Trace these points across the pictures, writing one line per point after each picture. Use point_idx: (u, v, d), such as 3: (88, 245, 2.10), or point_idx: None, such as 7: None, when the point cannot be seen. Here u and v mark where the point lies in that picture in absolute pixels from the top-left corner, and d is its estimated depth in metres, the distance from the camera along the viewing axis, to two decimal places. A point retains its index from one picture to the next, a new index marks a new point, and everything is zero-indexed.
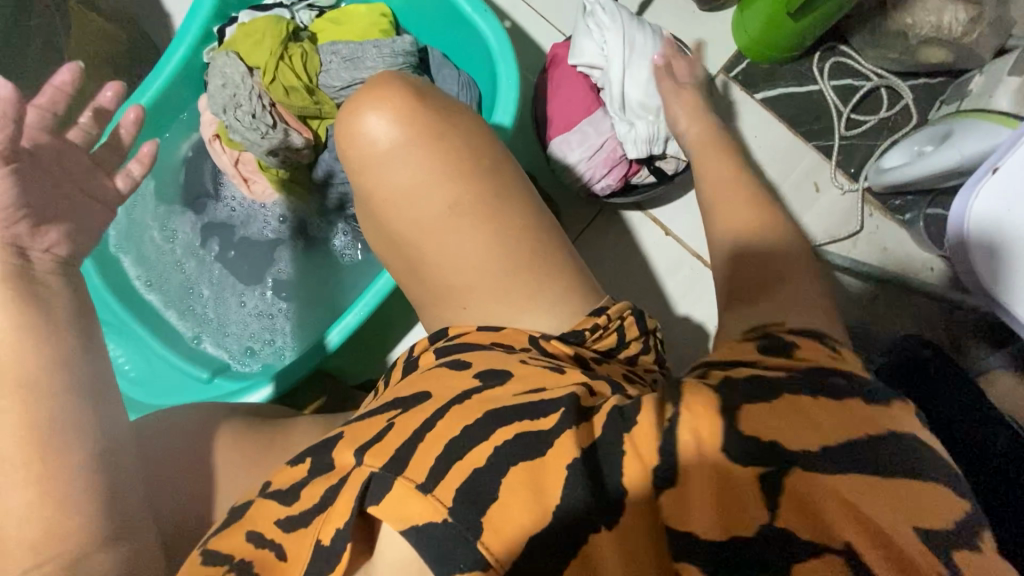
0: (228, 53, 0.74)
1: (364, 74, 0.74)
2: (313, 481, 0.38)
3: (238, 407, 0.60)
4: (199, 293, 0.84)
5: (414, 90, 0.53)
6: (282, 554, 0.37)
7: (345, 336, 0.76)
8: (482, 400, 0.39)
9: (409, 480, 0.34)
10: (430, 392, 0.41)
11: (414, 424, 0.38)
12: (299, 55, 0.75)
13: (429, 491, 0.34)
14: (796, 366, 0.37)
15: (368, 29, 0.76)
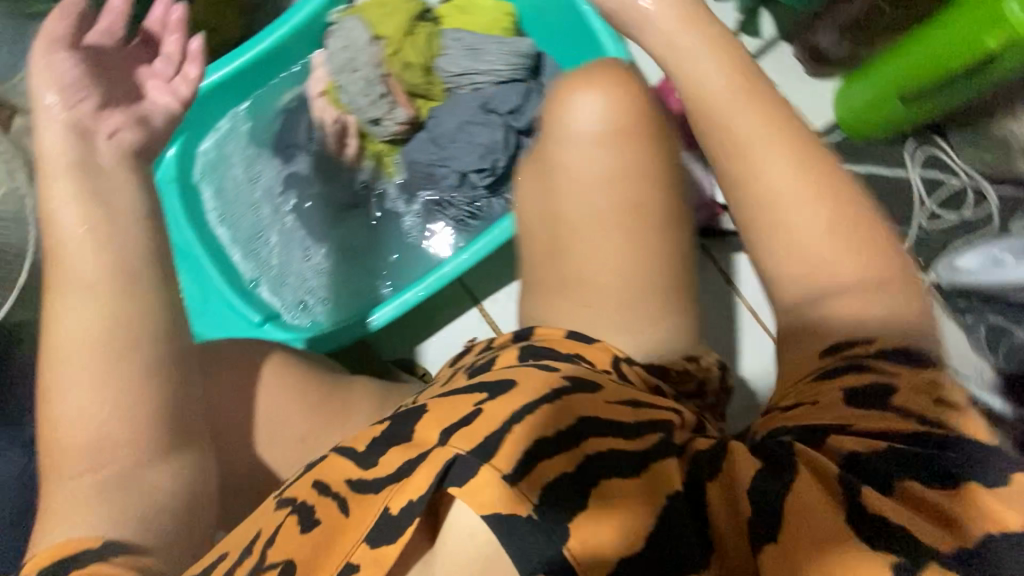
0: (355, 19, 0.77)
1: (483, 67, 0.77)
2: (388, 452, 0.41)
3: (297, 360, 0.61)
4: (267, 236, 0.85)
5: (635, 87, 0.56)
6: (346, 512, 0.39)
7: (402, 311, 0.77)
8: (573, 401, 0.40)
9: (495, 469, 0.35)
10: (518, 381, 0.43)
11: (504, 414, 0.38)
12: (424, 35, 0.78)
13: (516, 481, 0.34)
14: (899, 432, 0.36)
15: (490, 25, 0.79)
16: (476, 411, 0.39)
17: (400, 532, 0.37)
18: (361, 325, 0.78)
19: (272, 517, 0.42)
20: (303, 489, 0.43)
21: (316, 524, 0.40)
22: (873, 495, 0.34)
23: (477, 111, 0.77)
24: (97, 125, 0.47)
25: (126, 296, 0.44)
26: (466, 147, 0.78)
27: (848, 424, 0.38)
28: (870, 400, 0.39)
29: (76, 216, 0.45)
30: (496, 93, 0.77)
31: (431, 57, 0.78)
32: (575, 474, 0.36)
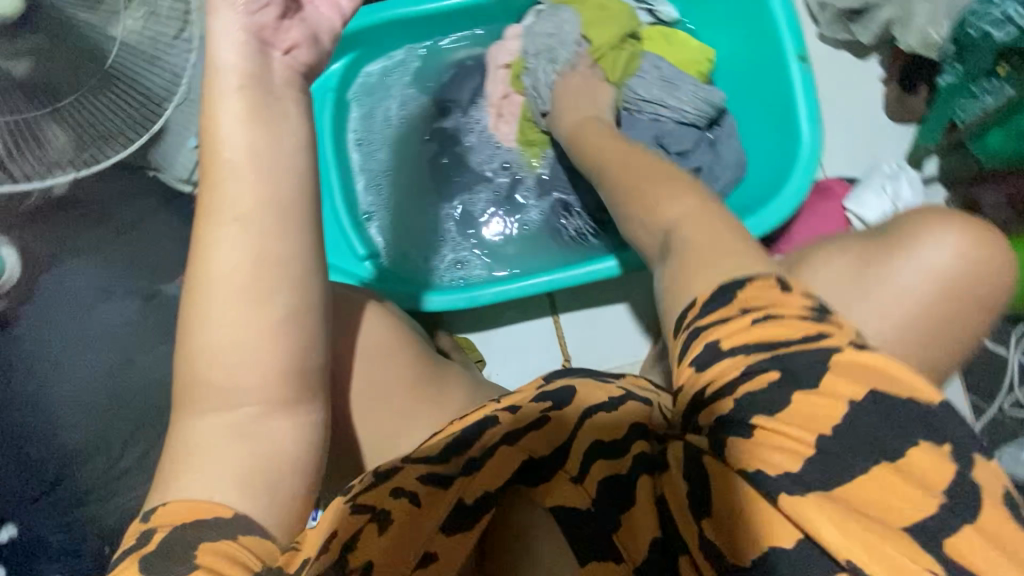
0: (572, 12, 0.77)
1: (672, 101, 0.76)
2: (460, 452, 0.46)
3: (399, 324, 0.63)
4: (394, 177, 0.87)
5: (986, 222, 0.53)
6: (418, 503, 0.43)
7: (501, 300, 0.77)
8: (615, 416, 0.49)
9: (566, 471, 0.45)
10: (575, 392, 0.52)
11: (563, 428, 0.48)
12: (627, 55, 0.77)
13: (580, 481, 0.44)
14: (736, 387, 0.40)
15: (685, 65, 0.80)
16: (543, 418, 0.49)
17: (477, 521, 0.44)
18: (460, 298, 0.77)
19: (346, 521, 0.42)
20: (378, 493, 0.43)
21: (393, 523, 0.42)
22: (734, 446, 0.40)
23: (650, 141, 0.76)
24: (276, 32, 0.44)
25: (285, 258, 0.43)
26: None
27: (704, 390, 0.42)
28: (713, 363, 0.41)
29: (245, 151, 0.43)
30: (672, 132, 0.77)
31: (622, 76, 0.76)
32: (625, 471, 0.45)
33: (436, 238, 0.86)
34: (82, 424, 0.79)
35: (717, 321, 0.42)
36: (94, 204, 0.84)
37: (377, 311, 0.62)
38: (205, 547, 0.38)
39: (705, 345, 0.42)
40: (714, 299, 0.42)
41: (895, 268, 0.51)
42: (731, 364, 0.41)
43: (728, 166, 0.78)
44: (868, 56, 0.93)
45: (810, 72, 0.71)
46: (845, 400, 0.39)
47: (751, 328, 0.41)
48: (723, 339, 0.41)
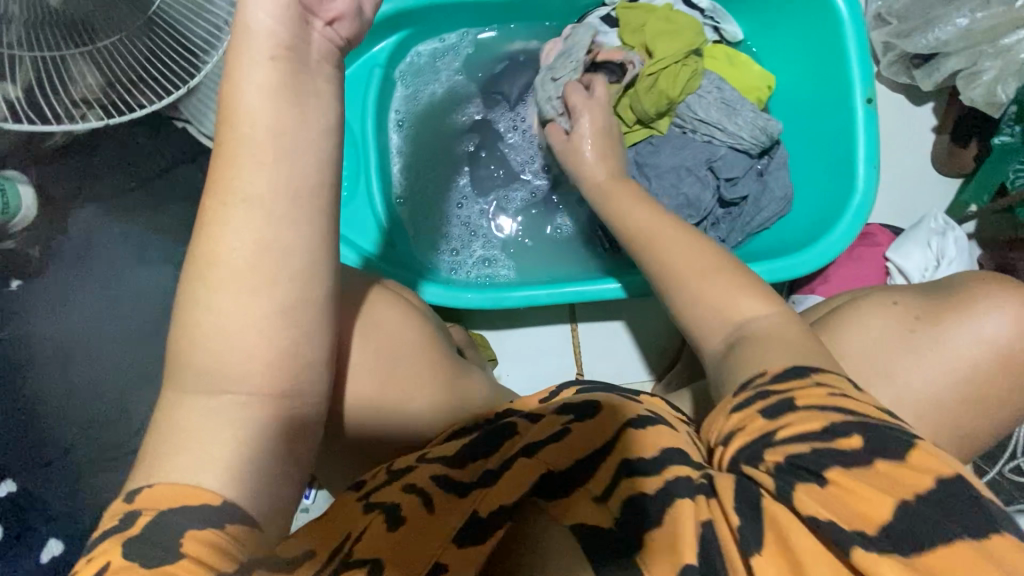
0: (591, 31, 0.77)
1: (729, 125, 0.74)
2: (478, 460, 0.43)
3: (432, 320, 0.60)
4: (431, 166, 0.85)
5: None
6: (430, 508, 0.40)
7: (526, 304, 0.75)
8: (647, 433, 0.44)
9: (588, 488, 0.40)
10: (599, 405, 0.46)
11: (586, 442, 0.42)
12: (689, 70, 0.74)
13: (604, 500, 0.39)
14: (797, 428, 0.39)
15: (746, 91, 0.77)
16: (562, 430, 0.44)
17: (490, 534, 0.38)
18: (488, 298, 0.75)
19: (359, 519, 0.40)
20: (391, 492, 0.41)
21: (402, 521, 0.39)
22: (802, 496, 0.37)
23: (699, 164, 0.75)
24: None
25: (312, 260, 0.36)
26: (669, 190, 0.75)
27: (771, 436, 0.40)
28: (778, 418, 0.41)
29: (267, 128, 0.35)
30: (724, 157, 0.76)
31: (681, 94, 0.74)
32: (653, 491, 0.39)
33: (466, 232, 0.84)
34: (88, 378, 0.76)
35: (789, 385, 0.42)
36: (121, 153, 0.82)
37: (400, 308, 0.55)
38: (193, 536, 0.32)
39: (774, 404, 0.41)
40: (788, 372, 0.43)
41: (952, 332, 0.50)
42: (807, 420, 0.39)
43: (774, 199, 0.75)
44: (924, 103, 0.92)
45: (875, 116, 0.69)
46: (928, 476, 0.36)
47: (826, 397, 0.41)
48: (795, 396, 0.41)
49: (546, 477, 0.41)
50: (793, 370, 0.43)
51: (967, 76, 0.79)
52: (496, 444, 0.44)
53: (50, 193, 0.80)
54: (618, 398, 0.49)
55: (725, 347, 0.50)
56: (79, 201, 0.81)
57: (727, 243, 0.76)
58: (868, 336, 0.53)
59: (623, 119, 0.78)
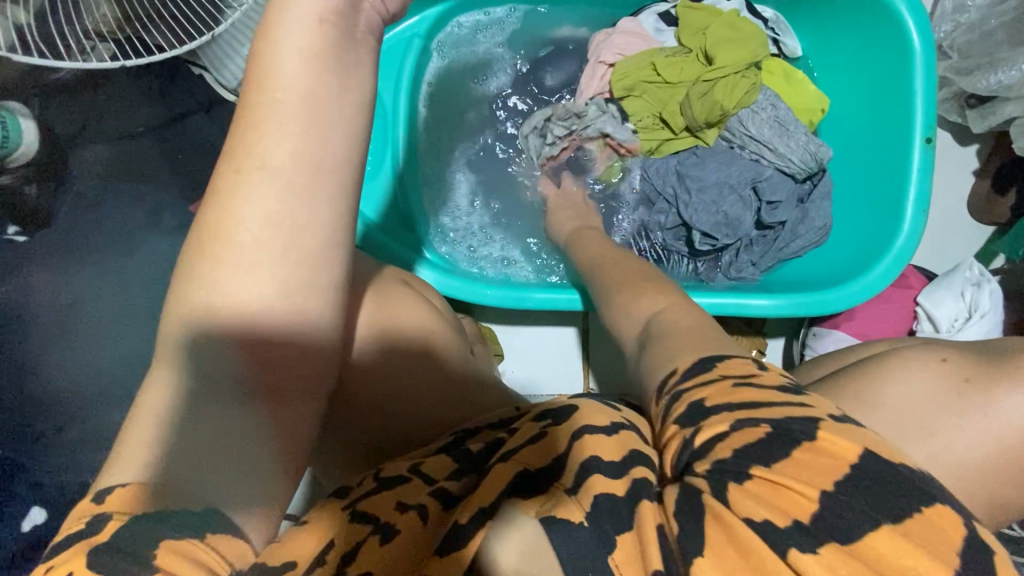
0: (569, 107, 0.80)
1: (780, 146, 0.71)
2: (468, 471, 0.38)
3: (448, 316, 0.57)
4: (460, 151, 0.82)
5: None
6: (422, 515, 0.35)
7: (545, 307, 0.72)
8: (631, 434, 0.38)
9: (559, 486, 0.35)
10: (577, 406, 0.40)
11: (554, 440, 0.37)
12: (748, 83, 0.71)
13: (575, 492, 0.34)
14: (731, 424, 0.34)
15: (800, 111, 0.74)
16: (540, 434, 0.38)
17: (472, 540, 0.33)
18: (508, 297, 0.72)
19: (348, 536, 0.33)
20: (382, 504, 0.35)
21: (399, 535, 0.33)
22: (740, 497, 0.32)
23: (743, 182, 0.72)
24: None
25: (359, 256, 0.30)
26: (708, 205, 0.73)
27: (690, 441, 0.35)
28: (694, 424, 0.36)
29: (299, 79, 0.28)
30: (769, 178, 0.73)
31: (735, 107, 0.71)
32: (624, 492, 0.34)
33: (490, 223, 0.81)
34: (77, 344, 0.68)
35: (697, 383, 0.37)
36: (131, 95, 0.78)
37: (420, 306, 0.51)
38: (169, 545, 0.26)
39: (690, 408, 0.36)
40: (697, 367, 0.38)
41: (997, 392, 0.45)
42: (728, 421, 0.35)
43: (814, 229, 0.73)
44: (968, 145, 0.90)
45: (932, 156, 0.66)
46: (845, 462, 0.32)
47: (733, 390, 0.36)
48: (708, 396, 0.36)
49: (526, 479, 0.36)
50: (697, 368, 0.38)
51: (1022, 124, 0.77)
52: (487, 454, 0.39)
53: (51, 128, 0.75)
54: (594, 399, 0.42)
55: (638, 344, 0.46)
56: (84, 140, 0.76)
57: (758, 267, 0.74)
58: (911, 390, 0.47)
59: (669, 125, 0.75)
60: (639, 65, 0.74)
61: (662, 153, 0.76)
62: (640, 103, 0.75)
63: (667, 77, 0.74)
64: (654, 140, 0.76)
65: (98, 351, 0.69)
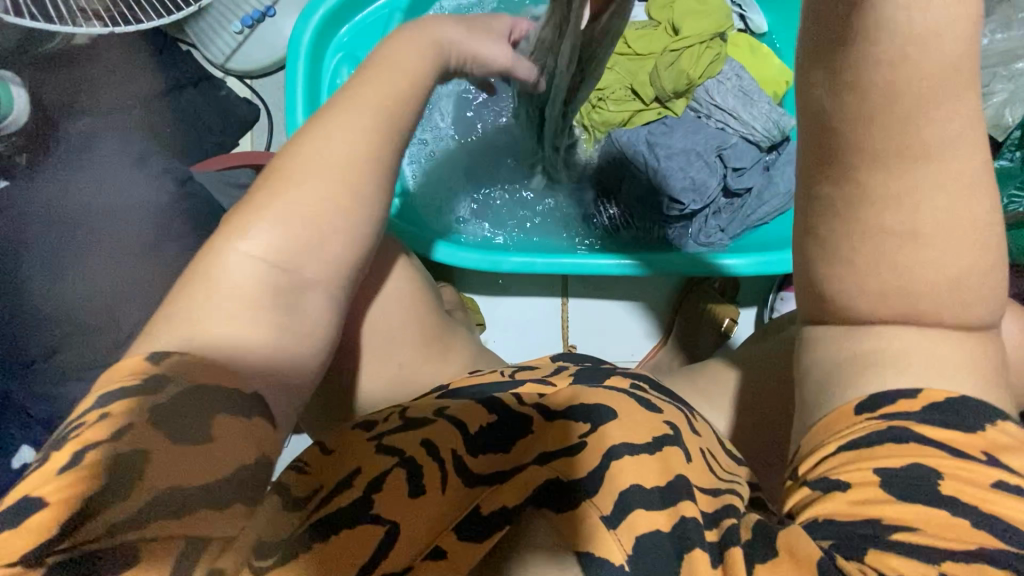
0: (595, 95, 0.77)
1: (745, 115, 0.75)
2: (495, 453, 0.36)
3: (424, 275, 0.61)
4: (450, 152, 0.85)
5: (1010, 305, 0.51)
6: (442, 485, 0.34)
7: (521, 270, 0.75)
8: (669, 453, 0.37)
9: (596, 507, 0.33)
10: (617, 411, 0.39)
11: (600, 452, 0.36)
12: (712, 53, 0.75)
13: (614, 527, 0.32)
14: (934, 511, 0.30)
15: (766, 83, 0.78)
16: (579, 445, 0.36)
17: (488, 537, 0.33)
18: (485, 259, 0.75)
19: (372, 460, 0.35)
20: (407, 440, 0.37)
21: (423, 493, 0.33)
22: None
23: (710, 149, 0.76)
24: None
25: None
26: (677, 172, 0.76)
27: (885, 536, 0.30)
28: (906, 502, 0.31)
29: None
30: (734, 145, 0.76)
31: (700, 76, 0.75)
32: (668, 529, 0.33)
33: (467, 190, 0.84)
34: (65, 280, 0.64)
35: (926, 458, 0.32)
36: (122, 71, 0.81)
37: (398, 269, 0.54)
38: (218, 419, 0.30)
39: (905, 468, 0.32)
40: (947, 411, 0.33)
41: None
42: (937, 522, 0.30)
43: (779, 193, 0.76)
44: None
45: None
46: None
47: (985, 489, 0.31)
48: (944, 478, 0.31)
49: (553, 489, 0.34)
50: (933, 413, 0.33)
51: (978, 95, 0.79)
52: (512, 437, 0.37)
53: (42, 97, 0.77)
54: (631, 399, 0.41)
55: None
56: (74, 112, 0.78)
57: (725, 233, 0.77)
58: None
59: (639, 95, 0.78)
60: None
61: (634, 123, 0.78)
62: (612, 74, 0.78)
63: (637, 49, 0.77)
64: (626, 111, 0.78)
65: (80, 293, 0.64)
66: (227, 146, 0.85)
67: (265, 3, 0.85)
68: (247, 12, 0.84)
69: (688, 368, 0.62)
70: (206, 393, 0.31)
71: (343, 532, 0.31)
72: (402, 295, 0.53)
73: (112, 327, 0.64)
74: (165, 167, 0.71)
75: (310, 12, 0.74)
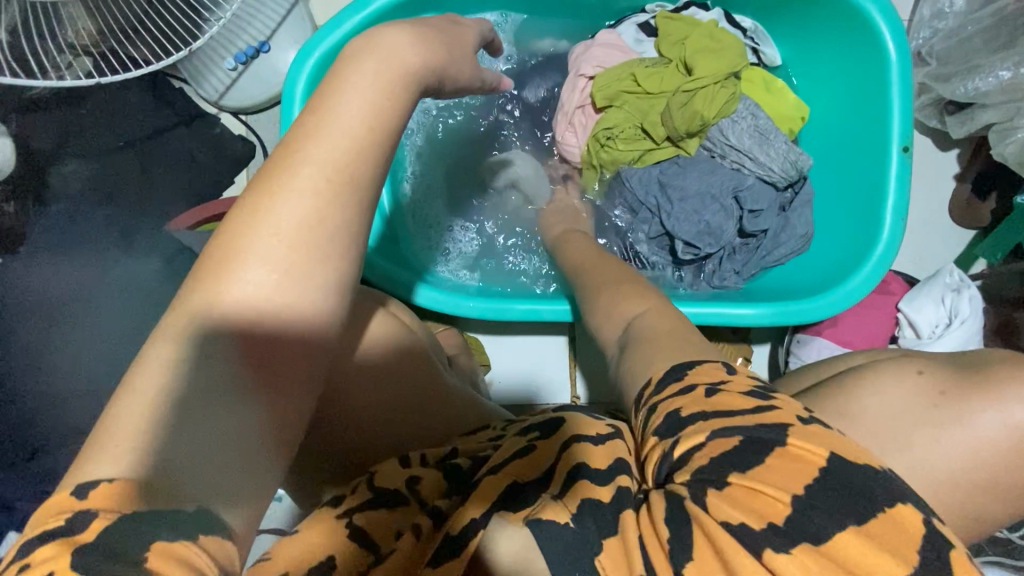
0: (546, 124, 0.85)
1: (763, 155, 0.72)
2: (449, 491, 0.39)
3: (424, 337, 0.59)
4: (457, 189, 0.82)
5: None
6: (423, 533, 0.35)
7: (528, 318, 0.72)
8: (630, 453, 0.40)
9: (547, 494, 0.36)
10: (563, 420, 0.43)
11: (545, 456, 0.40)
12: (728, 93, 0.71)
13: (559, 499, 0.36)
14: (699, 438, 0.36)
15: (780, 120, 0.75)
16: (529, 447, 0.40)
17: (464, 546, 0.34)
18: (491, 309, 0.72)
19: (348, 554, 0.34)
20: (381, 523, 0.36)
21: (396, 551, 0.34)
22: (717, 503, 0.34)
23: (724, 191, 0.73)
24: None
25: (342, 280, 0.30)
26: (691, 216, 0.73)
27: (670, 457, 0.37)
28: (682, 446, 0.36)
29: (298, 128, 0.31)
30: (750, 187, 0.73)
31: (715, 116, 0.71)
32: (608, 499, 0.36)
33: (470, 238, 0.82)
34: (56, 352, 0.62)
35: (672, 393, 0.38)
36: (109, 109, 0.78)
37: (398, 335, 0.52)
38: (163, 550, 0.23)
39: (665, 424, 0.37)
40: (668, 377, 0.39)
41: (974, 407, 0.46)
42: (704, 436, 0.36)
43: (794, 237, 0.73)
44: (949, 150, 0.91)
45: (909, 165, 0.67)
46: (816, 465, 0.34)
47: (707, 399, 0.37)
48: (684, 408, 0.37)
49: (516, 490, 0.37)
50: (675, 383, 0.39)
51: (1000, 130, 0.77)
52: (472, 466, 0.41)
53: (30, 145, 0.75)
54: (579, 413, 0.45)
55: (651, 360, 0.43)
56: (62, 156, 0.76)
57: (739, 277, 0.75)
58: (890, 402, 0.48)
59: (650, 135, 0.75)
60: (621, 75, 0.74)
61: (645, 162, 0.76)
62: (621, 113, 0.74)
63: (648, 88, 0.73)
64: (637, 150, 0.75)
65: (72, 356, 0.62)
66: (221, 186, 0.83)
67: (259, 38, 0.82)
68: (241, 48, 0.81)
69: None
70: (157, 525, 0.24)
71: None
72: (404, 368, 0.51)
73: (101, 390, 0.61)
74: (151, 245, 0.69)
75: (305, 55, 0.70)
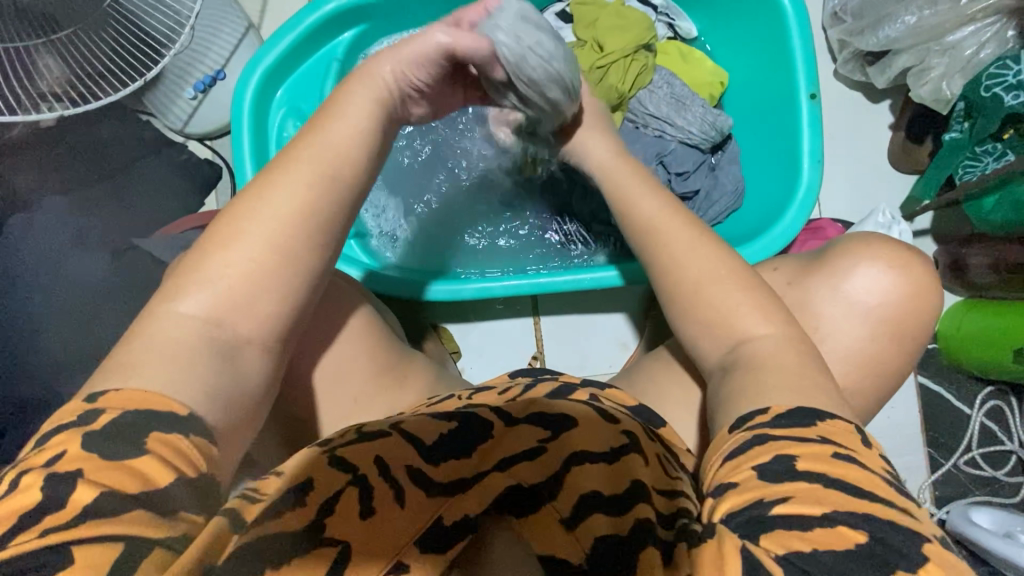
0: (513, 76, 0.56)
1: (679, 118, 0.76)
2: (457, 463, 0.42)
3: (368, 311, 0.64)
4: (437, 206, 0.89)
5: (924, 273, 0.53)
6: (400, 498, 0.40)
7: (481, 296, 0.77)
8: (626, 460, 0.42)
9: (556, 512, 0.40)
10: (575, 421, 0.45)
11: (558, 465, 0.42)
12: (639, 65, 0.76)
13: (571, 531, 0.39)
14: (823, 496, 0.35)
15: (698, 86, 0.79)
16: (539, 450, 0.43)
17: (450, 546, 0.39)
18: (445, 290, 0.78)
19: (325, 474, 0.39)
20: (360, 453, 0.41)
21: (378, 511, 0.39)
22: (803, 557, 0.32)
23: (650, 158, 0.76)
24: None
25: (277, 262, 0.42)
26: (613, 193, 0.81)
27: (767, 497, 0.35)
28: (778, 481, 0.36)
29: None
30: (674, 151, 0.77)
31: (631, 88, 0.75)
32: (623, 534, 0.39)
33: (432, 234, 0.88)
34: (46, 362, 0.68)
35: (794, 436, 0.38)
36: (84, 146, 0.85)
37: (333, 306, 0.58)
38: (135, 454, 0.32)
39: (771, 458, 0.37)
40: (792, 416, 0.39)
41: (845, 310, 0.52)
42: (808, 488, 0.35)
43: (726, 193, 0.77)
44: (881, 101, 0.93)
45: (818, 111, 0.70)
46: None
47: (832, 462, 0.36)
48: (799, 458, 0.36)
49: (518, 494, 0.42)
50: (787, 420, 0.39)
51: (916, 73, 0.81)
52: (471, 442, 0.43)
53: (13, 186, 0.83)
54: (593, 411, 0.46)
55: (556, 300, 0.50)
56: (40, 192, 0.82)
57: None
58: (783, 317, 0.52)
59: None
60: None
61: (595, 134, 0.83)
62: None
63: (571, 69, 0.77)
64: None
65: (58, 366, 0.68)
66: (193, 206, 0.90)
67: (214, 67, 0.89)
68: (198, 78, 0.88)
69: (639, 366, 0.67)
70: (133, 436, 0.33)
71: (307, 547, 0.36)
72: (340, 336, 0.58)
73: None
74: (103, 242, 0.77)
75: (248, 74, 0.77)
